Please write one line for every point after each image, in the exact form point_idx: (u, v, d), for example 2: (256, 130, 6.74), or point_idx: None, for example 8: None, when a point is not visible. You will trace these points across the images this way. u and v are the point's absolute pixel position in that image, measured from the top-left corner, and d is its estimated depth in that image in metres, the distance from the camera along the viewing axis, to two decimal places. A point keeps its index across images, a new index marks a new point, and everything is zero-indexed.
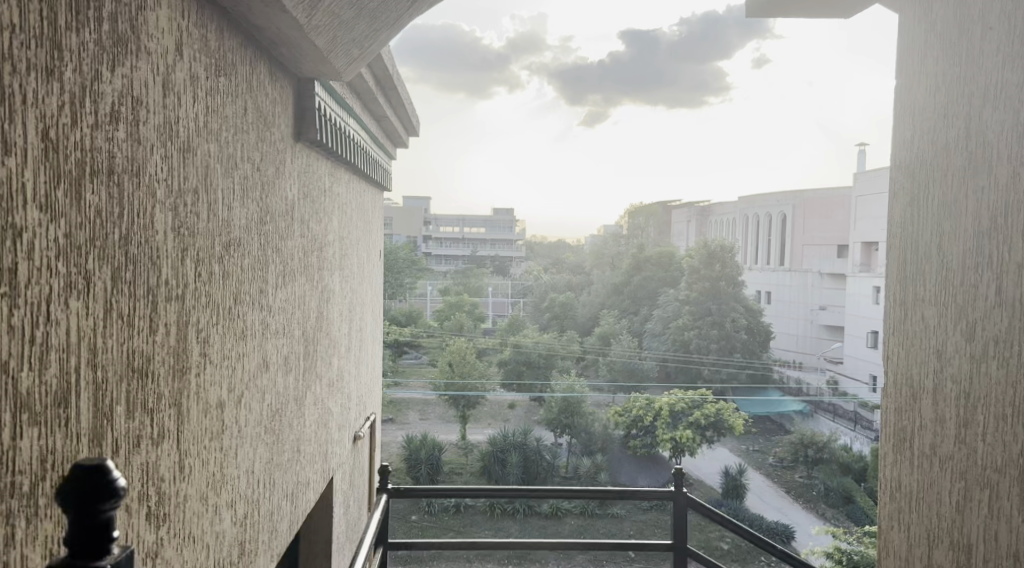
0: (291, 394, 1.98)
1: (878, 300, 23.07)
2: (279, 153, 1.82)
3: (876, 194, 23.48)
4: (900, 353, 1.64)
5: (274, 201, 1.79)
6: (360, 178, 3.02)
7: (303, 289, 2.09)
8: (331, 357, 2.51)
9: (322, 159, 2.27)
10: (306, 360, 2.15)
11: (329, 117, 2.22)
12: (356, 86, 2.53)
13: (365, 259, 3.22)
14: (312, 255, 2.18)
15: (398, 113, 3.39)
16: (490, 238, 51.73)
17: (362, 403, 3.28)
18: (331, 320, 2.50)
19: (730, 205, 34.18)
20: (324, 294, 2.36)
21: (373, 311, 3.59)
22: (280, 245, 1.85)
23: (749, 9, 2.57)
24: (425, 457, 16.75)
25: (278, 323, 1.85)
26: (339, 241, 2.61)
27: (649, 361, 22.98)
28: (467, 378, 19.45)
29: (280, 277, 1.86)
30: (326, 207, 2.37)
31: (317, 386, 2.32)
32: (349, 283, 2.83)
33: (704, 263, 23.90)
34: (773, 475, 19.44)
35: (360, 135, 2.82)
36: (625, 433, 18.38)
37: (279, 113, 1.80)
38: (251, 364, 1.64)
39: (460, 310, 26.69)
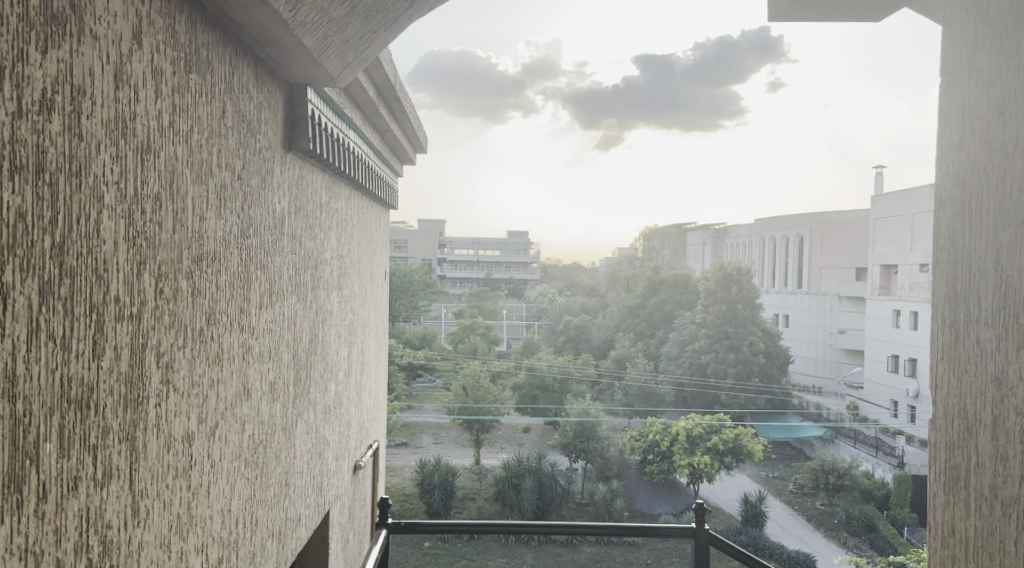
0: (278, 422, 1.82)
1: (899, 323, 22.63)
2: (265, 165, 1.68)
3: (894, 217, 23.21)
4: (951, 381, 1.45)
5: (260, 215, 1.65)
6: (362, 195, 2.89)
7: (293, 312, 1.94)
8: (326, 383, 2.35)
9: (316, 172, 2.13)
10: (296, 386, 2.00)
11: (324, 126, 2.08)
12: (356, 95, 2.41)
13: (367, 278, 3.08)
14: (305, 275, 2.04)
15: (403, 127, 3.26)
16: (505, 261, 51.75)
17: (364, 431, 3.12)
18: (328, 343, 2.35)
19: (746, 228, 33.93)
20: (319, 316, 2.22)
21: (377, 332, 3.43)
22: (267, 262, 1.71)
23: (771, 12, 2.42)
24: (439, 482, 16.48)
25: (262, 347, 1.69)
26: (338, 260, 2.48)
27: (665, 385, 22.67)
28: (481, 401, 19.24)
29: (266, 297, 1.71)
30: (322, 222, 2.23)
31: (312, 414, 2.17)
32: (349, 304, 2.68)
33: (721, 286, 23.67)
34: (793, 503, 18.99)
35: (362, 149, 2.70)
36: (641, 458, 18.04)
37: (265, 119, 1.67)
38: (228, 391, 1.49)
39: (475, 334, 26.54)
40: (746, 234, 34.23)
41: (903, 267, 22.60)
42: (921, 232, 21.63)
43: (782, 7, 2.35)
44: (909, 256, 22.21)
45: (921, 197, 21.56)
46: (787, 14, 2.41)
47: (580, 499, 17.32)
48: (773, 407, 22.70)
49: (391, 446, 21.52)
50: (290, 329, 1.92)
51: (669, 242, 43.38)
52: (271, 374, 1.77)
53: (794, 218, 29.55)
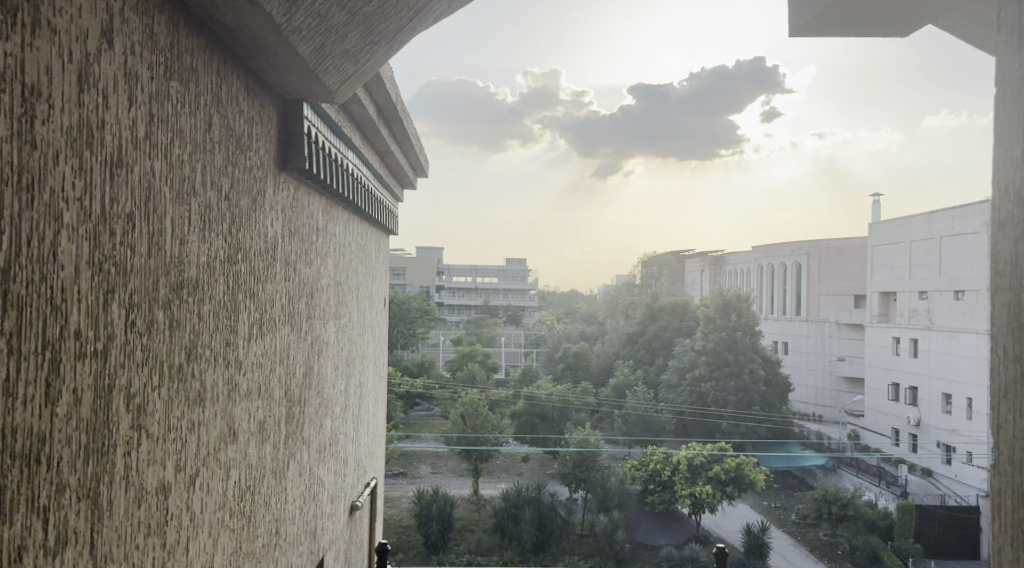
0: (267, 466, 1.67)
1: (899, 351, 22.45)
2: (259, 189, 1.56)
3: (892, 243, 23.18)
4: (1020, 421, 1.30)
5: (251, 241, 1.52)
6: (361, 219, 2.76)
7: (286, 343, 1.79)
8: (321, 420, 2.19)
9: (313, 195, 2.00)
10: (290, 424, 1.85)
11: (321, 145, 1.96)
12: (356, 116, 2.29)
13: (365, 306, 2.93)
14: (300, 302, 1.91)
15: (404, 149, 3.14)
16: (503, 288, 51.56)
17: (362, 469, 2.95)
18: (324, 376, 2.20)
19: (745, 255, 33.93)
20: (314, 348, 2.07)
21: (376, 363, 3.30)
22: (257, 290, 1.56)
23: (800, 21, 2.34)
24: (437, 513, 16.14)
25: (251, 385, 1.55)
26: (335, 285, 2.35)
27: (665, 413, 22.39)
28: (480, 430, 18.97)
29: (256, 327, 1.57)
30: (317, 247, 2.09)
31: (307, 453, 2.02)
32: (346, 335, 2.53)
33: (720, 313, 23.64)
34: (796, 534, 18.66)
35: (361, 172, 2.58)
36: (642, 488, 17.75)
37: (258, 136, 1.54)
38: (212, 435, 1.34)
39: (473, 361, 26.34)
40: (745, 261, 34.18)
41: (902, 294, 22.49)
42: (919, 259, 21.59)
43: (816, 15, 2.26)
44: (908, 283, 22.12)
45: (919, 224, 21.56)
46: (819, 22, 2.31)
47: (580, 530, 16.99)
48: (774, 436, 22.42)
49: (388, 475, 21.18)
50: (283, 359, 1.78)
51: (667, 269, 43.32)
52: (262, 410, 1.63)
53: (792, 245, 29.52)
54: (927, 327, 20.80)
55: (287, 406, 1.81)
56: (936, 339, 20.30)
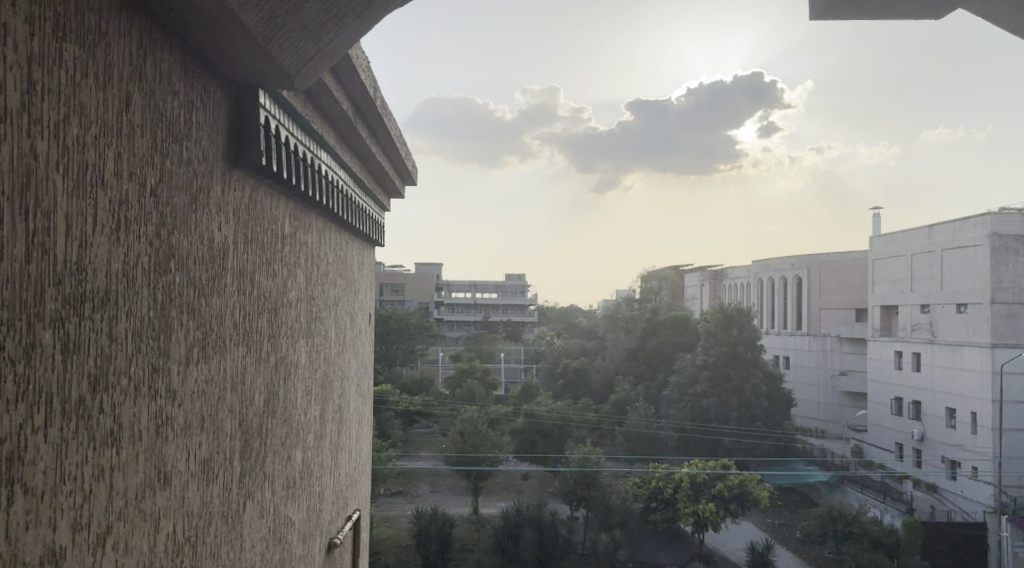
0: (215, 511, 1.43)
1: (901, 365, 22.14)
2: (204, 189, 1.35)
3: (892, 256, 22.98)
4: None
5: (191, 248, 1.30)
6: (339, 228, 2.53)
7: (242, 364, 1.56)
8: (290, 450, 1.95)
9: (274, 197, 1.76)
10: (247, 460, 1.60)
11: (287, 140, 1.74)
12: (328, 110, 2.08)
13: (346, 324, 2.70)
14: (259, 319, 1.67)
15: (387, 152, 2.91)
16: (502, 303, 51.18)
17: (343, 501, 2.70)
18: (291, 401, 1.96)
19: (745, 269, 33.71)
20: (279, 371, 1.83)
21: (359, 384, 3.04)
22: (199, 307, 1.33)
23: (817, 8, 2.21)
24: (436, 533, 15.81)
25: (190, 418, 1.31)
26: (307, 300, 2.11)
27: (666, 430, 22.04)
28: (478, 448, 18.62)
29: (199, 348, 1.34)
30: (284, 256, 1.86)
31: (270, 492, 1.77)
32: (321, 354, 2.30)
33: (720, 327, 23.36)
34: (801, 552, 18.30)
35: (336, 176, 2.35)
36: (644, 506, 17.39)
37: (201, 126, 1.33)
38: (133, 485, 1.11)
39: (471, 378, 26.05)
40: (745, 275, 33.90)
41: (903, 307, 22.23)
42: (920, 272, 21.33)
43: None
44: (909, 296, 21.84)
45: (920, 237, 21.31)
46: (832, 6, 2.16)
47: (582, 549, 16.67)
48: (777, 452, 22.10)
49: (387, 494, 20.81)
50: (239, 385, 1.55)
51: (667, 284, 43.05)
52: (211, 443, 1.40)
53: (792, 259, 29.25)
54: (930, 341, 20.51)
55: (244, 440, 1.58)
56: (939, 352, 20.02)
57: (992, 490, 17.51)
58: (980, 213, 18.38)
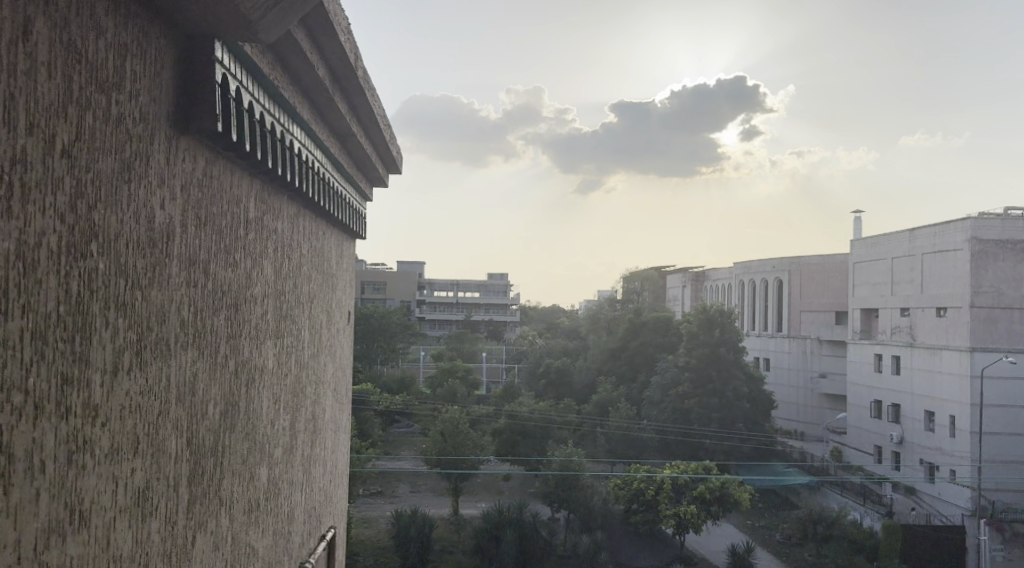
0: (156, 533, 1.24)
1: (881, 368, 22.17)
2: (137, 157, 1.20)
3: (873, 260, 22.97)
4: None
5: (119, 227, 1.15)
6: (317, 215, 2.32)
7: (195, 369, 1.38)
8: (258, 463, 1.75)
9: (235, 172, 1.57)
10: (202, 486, 1.41)
11: (248, 103, 1.56)
12: (301, 78, 1.87)
13: (324, 318, 2.47)
14: (215, 316, 1.46)
15: (370, 134, 2.70)
16: (484, 302, 50.83)
17: (317, 518, 2.47)
18: (260, 414, 1.74)
19: (727, 270, 33.71)
20: (245, 377, 1.62)
21: (337, 390, 2.81)
22: (128, 298, 1.17)
23: None
24: (415, 534, 15.52)
25: (116, 433, 1.14)
26: (279, 298, 1.88)
27: (648, 431, 21.93)
28: (459, 448, 18.33)
29: (129, 352, 1.17)
30: (250, 244, 1.65)
31: (229, 520, 1.55)
32: (293, 358, 2.05)
33: (703, 329, 23.27)
34: (781, 553, 18.25)
35: (312, 156, 2.14)
36: (625, 508, 17.18)
37: (133, 88, 1.20)
38: (40, 504, 0.98)
39: (452, 378, 25.73)
40: (728, 276, 33.90)
41: (883, 310, 22.27)
42: (900, 276, 21.35)
43: None
44: (889, 300, 21.89)
45: (901, 241, 21.33)
46: None
47: (563, 551, 16.44)
48: (758, 455, 22.04)
49: (366, 494, 20.45)
50: (195, 391, 1.39)
51: (649, 285, 43.00)
52: (154, 459, 1.24)
53: (773, 262, 29.26)
54: (909, 344, 20.56)
55: (200, 459, 1.40)
56: (918, 355, 20.06)
57: (970, 493, 17.51)
58: (960, 217, 18.44)
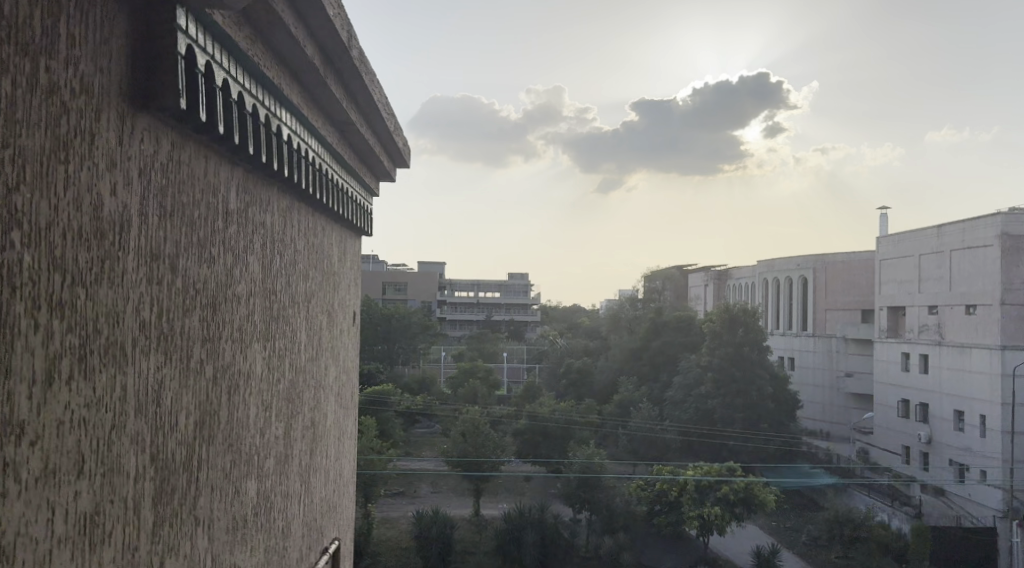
0: (100, 544, 1.22)
1: (908, 366, 21.69)
2: (80, 138, 1.18)
3: (900, 257, 22.46)
4: None
5: (53, 217, 1.13)
6: (316, 208, 2.28)
7: (160, 374, 1.39)
8: (239, 470, 1.72)
9: (209, 158, 1.58)
10: (166, 495, 1.42)
11: (217, 73, 1.55)
12: (287, 53, 1.85)
13: (328, 316, 2.43)
14: (179, 319, 1.45)
15: (374, 124, 2.67)
16: (505, 302, 50.78)
17: (318, 527, 2.42)
18: (243, 422, 1.74)
19: (749, 269, 33.28)
20: (218, 374, 1.59)
21: (344, 392, 2.75)
22: (64, 299, 1.14)
23: None
24: (437, 536, 15.42)
25: (51, 450, 1.11)
26: (269, 297, 1.89)
27: (671, 432, 21.64)
28: (480, 449, 18.22)
29: (69, 362, 1.15)
30: (226, 230, 1.63)
31: (207, 541, 1.57)
32: (285, 362, 1.99)
33: (726, 328, 22.90)
34: (808, 556, 17.90)
35: (307, 143, 2.12)
36: (648, 510, 16.91)
37: (84, 68, 1.19)
38: None
39: (473, 379, 25.65)
40: (752, 274, 33.48)
41: (910, 309, 21.77)
42: (928, 273, 20.86)
43: None
44: (916, 298, 21.40)
45: (928, 237, 20.85)
46: None
47: (584, 553, 16.23)
48: (784, 455, 21.67)
49: (387, 495, 20.42)
50: (157, 394, 1.38)
51: (670, 284, 42.66)
52: (107, 468, 1.24)
53: (797, 259, 28.78)
54: (938, 342, 20.08)
55: (162, 468, 1.40)
56: (947, 354, 19.58)
57: (1002, 494, 17.04)
58: (990, 212, 17.95)
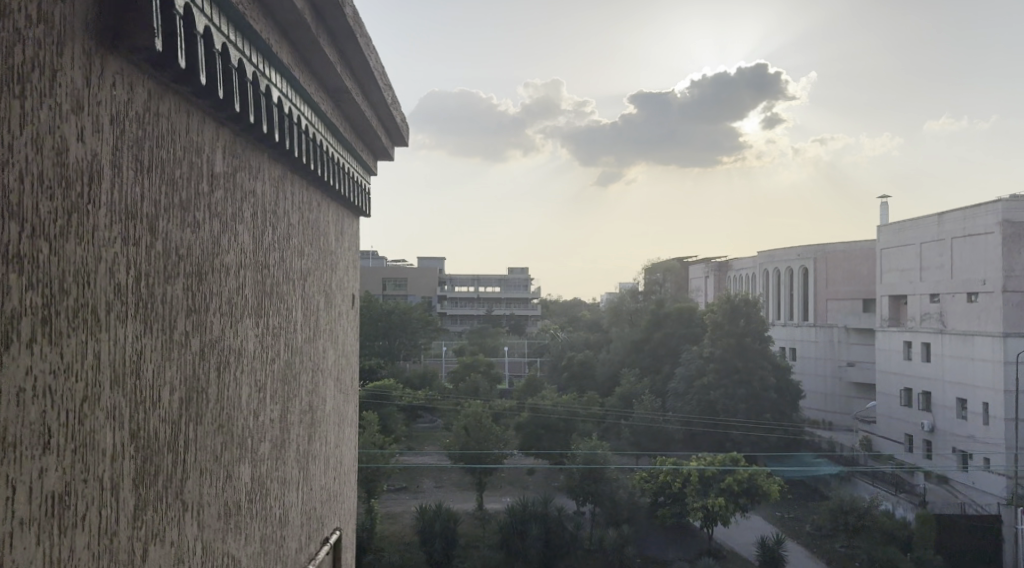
0: (72, 519, 1.14)
1: (910, 355, 21.60)
2: (40, 74, 1.11)
3: (901, 245, 22.33)
4: None
5: (11, 157, 1.04)
6: (308, 179, 2.23)
7: (140, 342, 1.34)
8: (227, 447, 1.65)
9: (189, 112, 1.53)
10: (149, 473, 1.35)
11: (194, 18, 1.48)
12: (274, 7, 1.80)
13: (325, 294, 2.38)
14: (157, 286, 1.38)
15: (368, 97, 2.62)
16: (505, 297, 50.77)
17: (319, 517, 2.35)
18: (234, 399, 1.69)
19: (750, 260, 33.19)
20: (199, 344, 1.53)
21: (343, 376, 2.69)
22: (25, 253, 1.07)
23: None
24: (440, 530, 15.37)
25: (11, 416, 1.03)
26: (260, 270, 1.84)
27: (673, 423, 21.59)
28: (483, 443, 18.16)
29: (34, 321, 1.08)
30: (204, 190, 1.57)
31: (197, 528, 1.51)
32: (278, 338, 1.94)
33: (727, 318, 22.82)
34: (812, 545, 17.85)
35: (296, 108, 2.07)
36: (652, 501, 16.85)
37: (47, 3, 1.12)
38: None
39: (474, 373, 25.60)
40: (752, 265, 33.35)
41: (912, 297, 21.66)
42: (930, 261, 20.75)
43: None
44: (918, 286, 21.30)
45: (930, 225, 20.73)
46: None
47: (588, 546, 16.17)
48: (787, 445, 21.61)
49: (390, 490, 20.38)
50: (136, 365, 1.32)
51: (670, 276, 42.58)
52: (79, 443, 1.17)
53: (798, 249, 28.69)
54: (940, 330, 19.97)
55: (143, 447, 1.34)
56: (949, 342, 19.49)
57: (1007, 481, 16.96)
58: (991, 199, 17.85)
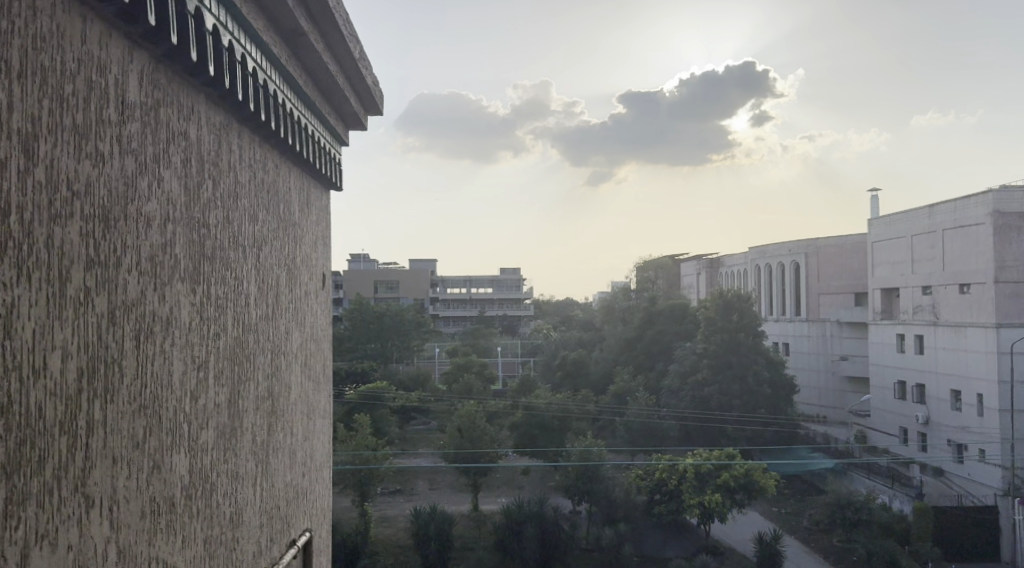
0: None
1: (903, 348, 21.49)
2: None
3: (893, 238, 22.17)
4: None
5: None
6: (250, 126, 2.21)
7: (11, 297, 1.22)
8: (149, 419, 1.61)
9: (86, 16, 1.44)
10: (28, 454, 1.24)
11: None
12: None
13: (272, 248, 2.34)
14: (33, 228, 1.27)
15: (321, 32, 2.56)
16: (497, 297, 50.52)
17: (276, 493, 2.31)
18: (162, 375, 1.66)
19: (742, 256, 33.05)
20: (100, 298, 1.45)
21: (306, 340, 2.68)
22: None
23: None
24: (435, 533, 15.09)
25: None
26: (193, 225, 1.83)
27: (668, 419, 21.43)
28: (476, 443, 17.92)
29: None
30: (102, 109, 1.47)
31: (110, 523, 1.45)
32: (215, 301, 1.92)
33: (721, 314, 22.63)
34: (810, 540, 17.67)
35: (233, 41, 2.03)
36: (648, 499, 16.61)
37: None
38: None
39: (467, 374, 25.29)
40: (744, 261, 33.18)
41: (905, 290, 21.52)
42: (922, 254, 20.62)
43: None
44: (909, 279, 21.19)
45: (921, 217, 20.63)
46: None
47: (586, 545, 15.94)
48: (782, 439, 21.44)
49: (384, 494, 20.08)
50: (5, 324, 1.21)
51: (662, 273, 42.52)
52: None
53: (790, 244, 28.59)
54: (933, 323, 19.85)
55: (16, 424, 1.22)
56: (942, 334, 19.38)
57: (1002, 472, 16.75)
58: (982, 191, 17.72)
